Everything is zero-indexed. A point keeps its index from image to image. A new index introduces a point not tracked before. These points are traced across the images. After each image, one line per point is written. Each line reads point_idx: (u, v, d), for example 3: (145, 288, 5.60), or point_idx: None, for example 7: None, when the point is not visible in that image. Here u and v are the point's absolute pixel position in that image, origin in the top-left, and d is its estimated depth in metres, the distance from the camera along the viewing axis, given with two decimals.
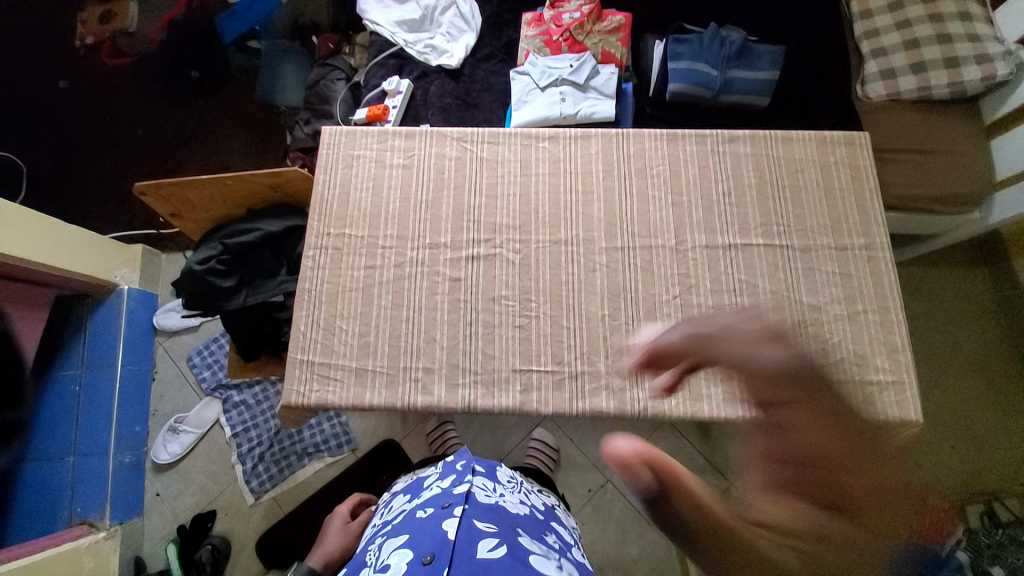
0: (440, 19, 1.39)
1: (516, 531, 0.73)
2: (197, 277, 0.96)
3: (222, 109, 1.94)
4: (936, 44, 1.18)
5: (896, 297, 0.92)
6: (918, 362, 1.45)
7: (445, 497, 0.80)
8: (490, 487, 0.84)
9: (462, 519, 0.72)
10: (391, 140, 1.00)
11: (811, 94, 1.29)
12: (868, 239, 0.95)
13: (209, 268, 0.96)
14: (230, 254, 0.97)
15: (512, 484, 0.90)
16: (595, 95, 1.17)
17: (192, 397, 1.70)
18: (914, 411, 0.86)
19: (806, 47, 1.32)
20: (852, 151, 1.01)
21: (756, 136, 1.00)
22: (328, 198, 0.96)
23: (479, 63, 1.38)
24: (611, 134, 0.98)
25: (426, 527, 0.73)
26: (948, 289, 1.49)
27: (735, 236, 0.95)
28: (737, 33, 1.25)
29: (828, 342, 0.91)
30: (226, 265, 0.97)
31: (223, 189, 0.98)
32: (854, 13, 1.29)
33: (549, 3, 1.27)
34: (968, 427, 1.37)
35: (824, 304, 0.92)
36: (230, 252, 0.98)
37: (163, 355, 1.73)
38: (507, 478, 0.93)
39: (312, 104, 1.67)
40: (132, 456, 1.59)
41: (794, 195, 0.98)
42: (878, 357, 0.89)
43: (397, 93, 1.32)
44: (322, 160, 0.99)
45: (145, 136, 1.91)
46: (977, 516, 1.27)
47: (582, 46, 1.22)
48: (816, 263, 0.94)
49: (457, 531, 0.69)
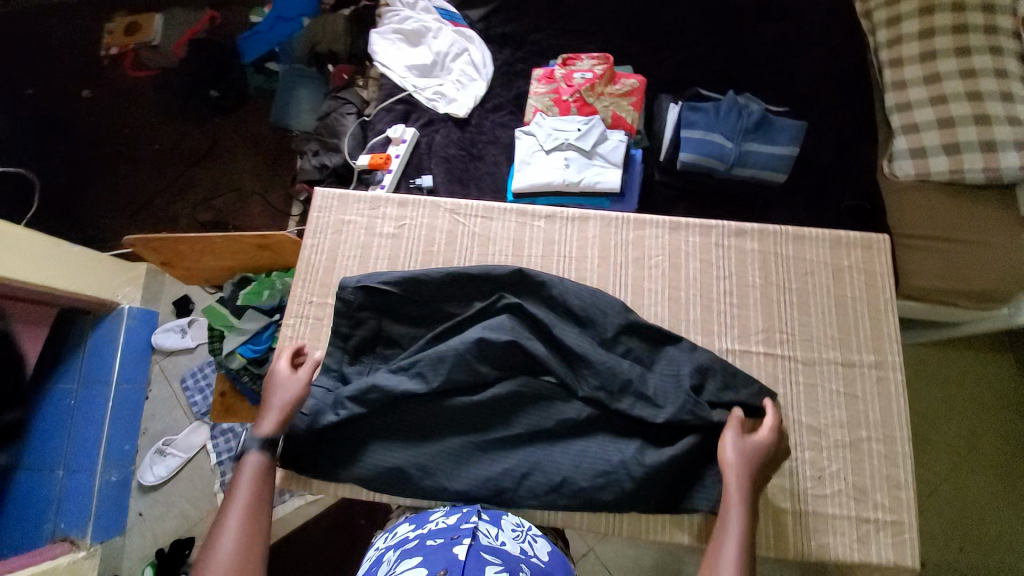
0: (451, 66, 1.38)
1: (520, 565, 0.64)
2: (517, 360, 0.82)
3: (237, 130, 1.90)
4: (972, 125, 1.11)
5: (904, 428, 0.83)
6: (925, 447, 1.34)
7: (453, 527, 0.70)
8: (494, 530, 0.70)
9: (477, 547, 0.63)
10: (383, 207, 0.97)
11: (829, 174, 1.25)
12: (878, 356, 0.86)
13: (558, 402, 0.81)
14: (438, 317, 0.87)
15: (517, 531, 0.73)
16: (601, 162, 1.15)
17: (183, 420, 1.60)
18: (912, 557, 0.77)
19: (829, 120, 1.28)
20: (868, 255, 0.91)
21: (765, 232, 0.92)
22: (314, 264, 0.94)
23: (488, 114, 1.36)
24: (610, 219, 0.95)
25: (436, 552, 0.63)
26: (975, 375, 1.38)
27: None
28: (756, 103, 1.18)
29: (825, 470, 0.81)
30: (433, 442, 0.80)
31: (213, 246, 1.03)
32: (889, 105, 1.23)
33: (562, 60, 1.27)
34: (991, 528, 1.27)
35: (824, 427, 0.83)
36: (535, 472, 0.79)
37: (158, 374, 1.63)
38: (511, 527, 0.74)
39: (322, 135, 1.63)
40: (118, 474, 1.49)
41: (802, 302, 0.89)
42: (878, 492, 0.80)
43: (402, 141, 1.31)
44: (311, 222, 0.97)
45: (159, 152, 1.89)
46: None
47: (591, 108, 1.23)
48: (819, 380, 0.85)
49: (467, 555, 0.62)
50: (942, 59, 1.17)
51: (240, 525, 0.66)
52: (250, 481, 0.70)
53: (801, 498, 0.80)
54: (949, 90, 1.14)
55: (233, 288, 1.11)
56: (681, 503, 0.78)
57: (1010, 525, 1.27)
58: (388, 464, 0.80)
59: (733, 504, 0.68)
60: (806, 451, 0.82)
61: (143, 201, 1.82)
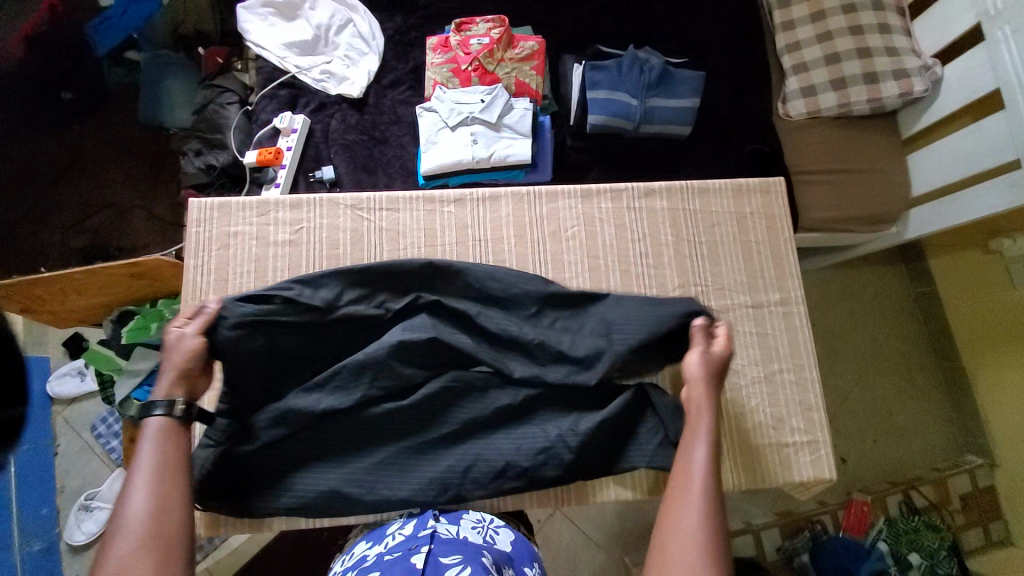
0: (334, 40, 1.25)
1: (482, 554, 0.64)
2: (440, 355, 0.79)
3: (100, 135, 1.64)
4: (855, 58, 1.18)
5: (810, 355, 0.89)
6: (833, 361, 1.48)
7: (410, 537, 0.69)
8: (453, 528, 0.71)
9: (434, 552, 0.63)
10: (273, 211, 0.88)
11: (731, 121, 1.28)
12: (784, 294, 0.91)
13: (490, 392, 0.79)
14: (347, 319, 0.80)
15: (478, 526, 0.73)
16: (510, 133, 1.11)
17: (104, 468, 1.37)
18: (828, 470, 0.85)
19: (726, 66, 1.31)
20: (768, 199, 0.95)
21: (673, 188, 0.93)
22: (203, 286, 0.85)
23: (385, 91, 1.25)
24: (521, 193, 0.92)
25: (393, 563, 0.62)
26: (871, 289, 1.52)
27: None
28: (656, 57, 1.17)
29: (748, 407, 0.86)
30: (368, 453, 0.77)
31: (75, 283, 0.91)
32: (780, 46, 1.26)
33: (455, 25, 1.19)
34: (890, 418, 1.44)
35: (743, 369, 0.88)
36: (478, 464, 0.78)
37: (63, 426, 1.39)
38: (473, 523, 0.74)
39: (202, 131, 1.45)
40: (42, 542, 1.29)
41: (713, 254, 0.91)
42: (794, 418, 0.86)
43: (292, 132, 1.18)
44: (191, 239, 0.86)
45: (7, 172, 1.60)
46: (896, 506, 1.30)
47: (493, 76, 1.16)
48: (734, 325, 0.89)
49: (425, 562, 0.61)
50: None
51: (150, 486, 0.61)
52: (155, 443, 0.64)
53: (729, 439, 0.85)
54: (833, 26, 1.20)
55: (114, 327, 0.99)
56: (621, 463, 0.80)
57: (902, 409, 1.45)
58: (319, 486, 0.75)
59: (700, 439, 0.65)
60: (729, 394, 0.86)
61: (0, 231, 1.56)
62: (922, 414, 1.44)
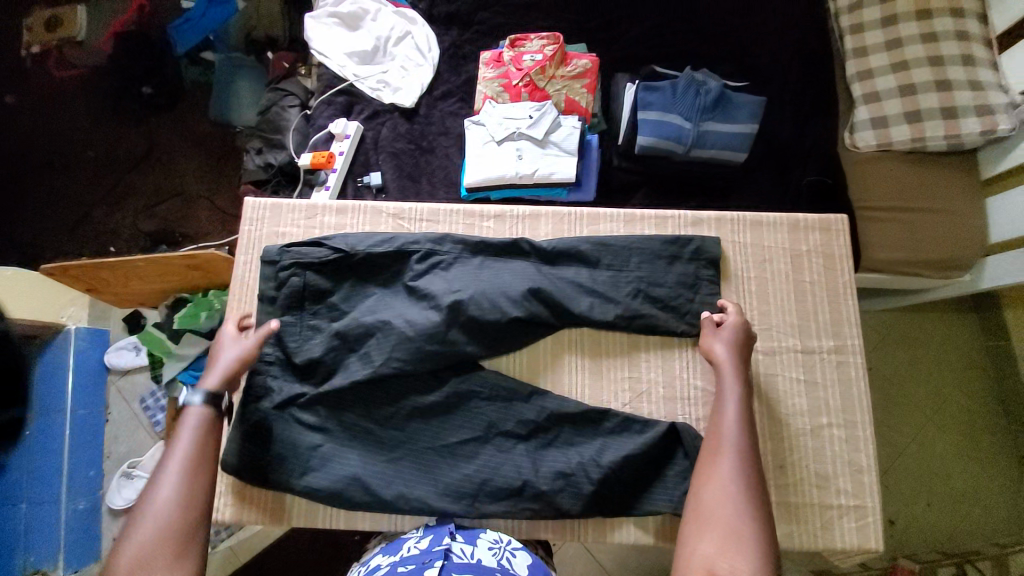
0: (393, 51, 1.29)
1: None
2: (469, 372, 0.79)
3: (176, 129, 1.76)
4: (933, 91, 1.09)
5: (864, 411, 0.82)
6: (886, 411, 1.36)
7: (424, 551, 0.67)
8: (468, 549, 0.69)
9: None
10: (320, 216, 0.91)
11: (791, 149, 1.22)
12: (837, 341, 0.84)
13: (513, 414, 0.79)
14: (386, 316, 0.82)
15: (494, 547, 0.71)
16: (556, 151, 1.10)
17: (147, 441, 1.44)
18: (873, 537, 0.78)
19: (789, 92, 1.24)
20: (827, 237, 0.89)
21: (722, 218, 0.89)
22: (249, 283, 0.88)
23: (437, 102, 1.27)
24: (563, 214, 0.90)
25: None
26: (936, 336, 1.39)
27: (659, 365, 0.84)
28: (714, 79, 1.13)
29: (789, 459, 0.80)
30: (390, 463, 0.77)
31: (136, 271, 0.98)
32: (851, 73, 1.18)
33: (510, 41, 1.20)
34: (947, 480, 1.31)
35: (786, 417, 0.82)
36: (496, 486, 0.77)
37: (116, 396, 1.47)
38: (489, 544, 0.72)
39: (264, 132, 1.53)
40: (86, 502, 1.35)
41: (761, 291, 0.86)
42: (840, 477, 0.80)
43: (345, 137, 1.22)
44: (243, 237, 0.90)
45: (94, 159, 1.74)
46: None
47: (543, 93, 1.16)
48: (779, 369, 0.83)
49: None
50: (902, 23, 1.13)
51: (179, 479, 0.65)
52: (192, 434, 0.69)
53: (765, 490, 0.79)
54: (910, 55, 1.11)
55: (167, 312, 1.09)
56: (643, 503, 0.76)
57: (957, 470, 1.32)
58: (337, 492, 0.76)
59: (730, 398, 0.72)
60: (768, 443, 0.81)
61: (81, 212, 1.70)
62: (984, 480, 1.31)
